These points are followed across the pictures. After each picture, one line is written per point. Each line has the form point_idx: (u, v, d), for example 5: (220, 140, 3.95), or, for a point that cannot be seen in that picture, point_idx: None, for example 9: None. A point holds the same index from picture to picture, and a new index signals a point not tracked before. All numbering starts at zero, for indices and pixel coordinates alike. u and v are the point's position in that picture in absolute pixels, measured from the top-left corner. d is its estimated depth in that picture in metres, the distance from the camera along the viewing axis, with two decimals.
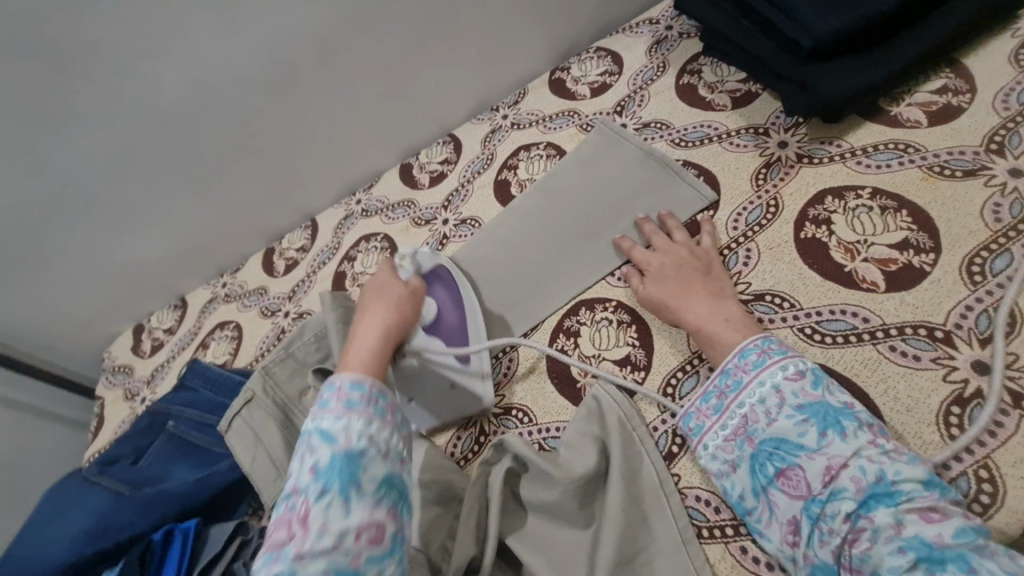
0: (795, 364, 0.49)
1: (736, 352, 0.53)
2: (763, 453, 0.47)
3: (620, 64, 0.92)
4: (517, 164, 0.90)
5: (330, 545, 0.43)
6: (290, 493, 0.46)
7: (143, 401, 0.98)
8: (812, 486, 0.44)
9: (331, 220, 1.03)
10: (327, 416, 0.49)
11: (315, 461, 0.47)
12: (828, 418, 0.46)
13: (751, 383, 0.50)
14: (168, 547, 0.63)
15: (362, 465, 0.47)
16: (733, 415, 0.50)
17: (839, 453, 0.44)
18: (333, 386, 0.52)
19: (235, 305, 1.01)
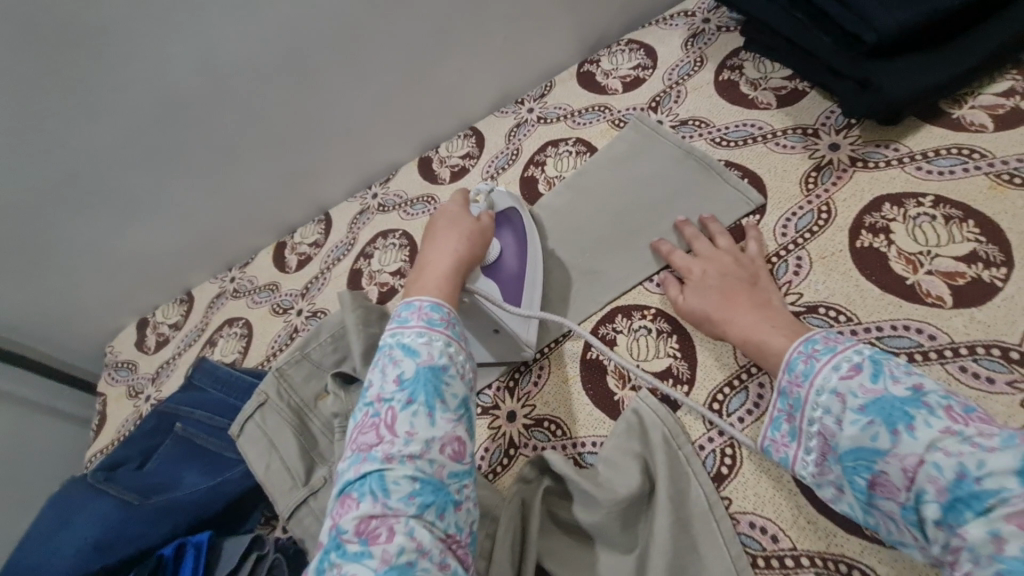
0: (850, 359, 0.44)
1: (784, 365, 0.48)
2: (848, 466, 0.42)
3: (653, 58, 0.88)
4: (544, 161, 0.86)
5: (416, 451, 0.43)
6: (375, 401, 0.46)
7: (147, 399, 0.94)
8: (899, 494, 0.38)
9: (346, 215, 0.99)
10: (407, 333, 0.49)
11: (399, 372, 0.47)
12: (894, 413, 0.40)
13: (808, 396, 0.45)
14: (181, 561, 0.59)
15: (444, 381, 0.47)
16: (810, 432, 0.46)
17: (911, 451, 0.38)
18: (412, 306, 0.52)
19: (245, 301, 0.97)
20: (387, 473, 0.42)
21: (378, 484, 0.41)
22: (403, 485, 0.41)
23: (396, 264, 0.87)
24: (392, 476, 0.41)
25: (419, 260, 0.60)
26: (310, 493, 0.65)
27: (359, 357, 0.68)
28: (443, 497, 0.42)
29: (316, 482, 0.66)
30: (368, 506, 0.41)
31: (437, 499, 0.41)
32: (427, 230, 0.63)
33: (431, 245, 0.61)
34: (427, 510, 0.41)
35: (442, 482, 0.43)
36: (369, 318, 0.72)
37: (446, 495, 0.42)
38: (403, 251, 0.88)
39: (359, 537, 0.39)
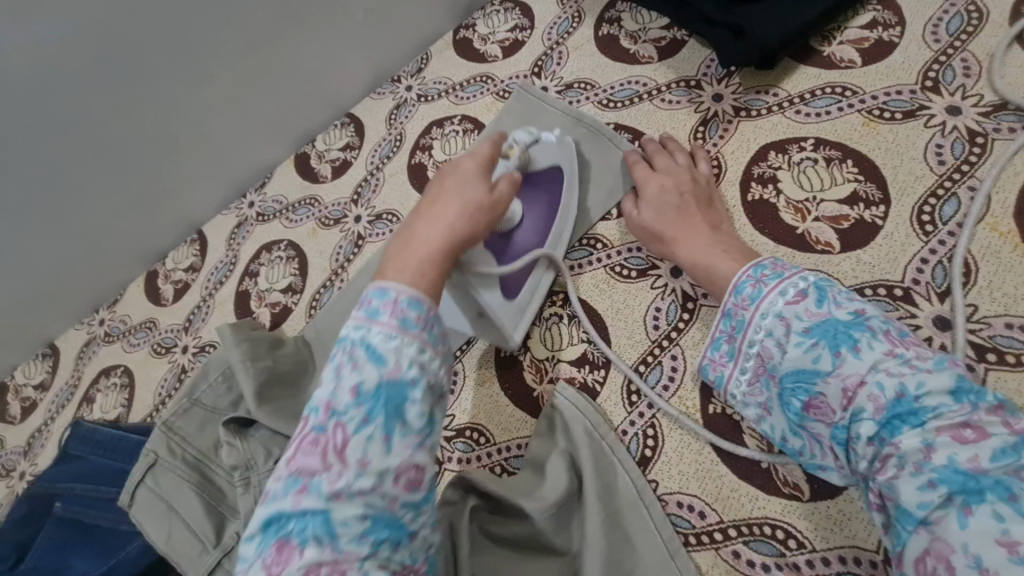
0: (795, 284, 0.43)
1: (730, 287, 0.46)
2: (785, 389, 0.42)
3: (530, 16, 0.82)
4: (430, 145, 0.79)
5: (369, 487, 0.35)
6: (320, 409, 0.38)
7: (24, 475, 0.81)
8: (834, 413, 0.38)
9: (221, 230, 0.88)
10: (375, 332, 0.39)
11: (358, 380, 0.37)
12: (839, 335, 0.39)
13: (752, 320, 0.44)
14: None
15: (409, 399, 0.38)
16: (747, 353, 0.45)
17: (854, 372, 0.37)
18: (386, 294, 0.40)
19: (119, 344, 0.85)
20: (334, 513, 0.34)
21: (323, 526, 0.34)
22: (353, 526, 0.34)
23: (286, 280, 0.79)
24: (340, 517, 0.34)
25: (425, 205, 0.49)
26: (224, 554, 0.59)
27: (252, 397, 0.61)
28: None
29: (229, 540, 0.60)
30: (313, 556, 0.34)
31: (394, 534, 0.36)
32: (451, 167, 0.52)
33: (433, 205, 0.49)
34: (381, 547, 0.35)
35: (397, 517, 0.36)
36: (258, 351, 0.65)
37: (401, 528, 0.36)
38: (292, 264, 0.79)
39: None
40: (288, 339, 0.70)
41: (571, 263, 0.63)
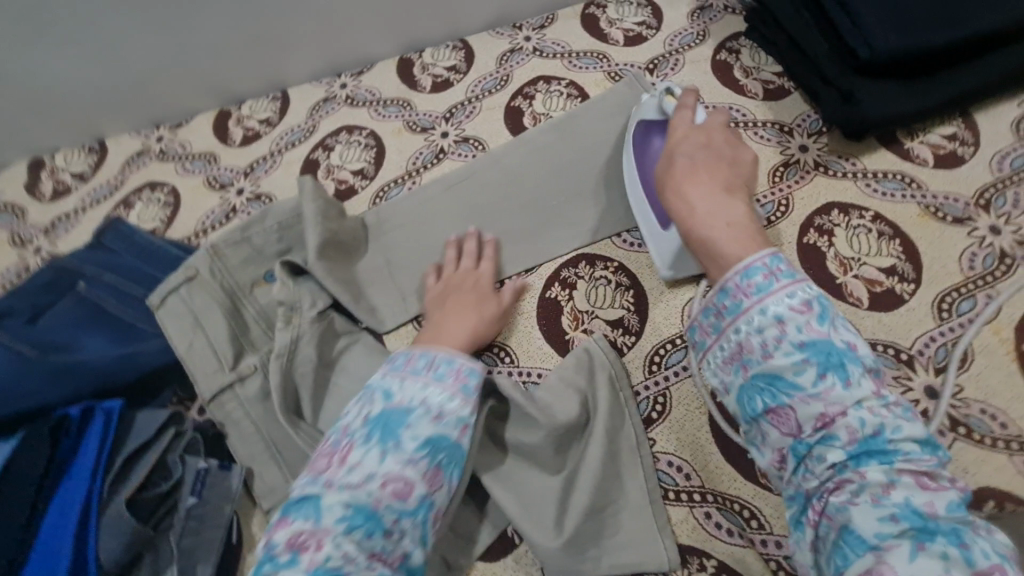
0: (803, 292, 0.42)
1: (740, 268, 0.44)
2: (754, 386, 0.42)
3: (659, 18, 0.87)
4: (533, 95, 0.83)
5: (354, 482, 0.46)
6: (341, 432, 0.50)
7: (38, 251, 0.82)
8: (801, 428, 0.41)
9: (306, 98, 0.90)
10: (752, 316, 0.43)
11: (750, 358, 0.43)
12: (831, 359, 0.40)
13: (750, 309, 0.43)
14: (85, 426, 0.51)
15: (790, 391, 0.41)
16: (729, 338, 0.44)
17: (837, 402, 0.40)
18: (756, 272, 0.44)
19: (173, 165, 0.86)
20: (324, 498, 0.45)
21: (314, 506, 0.44)
22: (337, 509, 0.44)
23: (358, 164, 0.81)
24: (329, 501, 0.44)
25: (674, 172, 0.54)
26: (238, 378, 0.62)
27: (313, 250, 0.64)
28: (372, 522, 0.44)
29: (246, 368, 0.63)
30: (301, 523, 0.44)
31: (367, 523, 0.44)
32: (676, 142, 0.57)
33: (691, 171, 0.53)
34: (354, 530, 0.43)
35: (378, 512, 0.45)
36: (329, 213, 0.68)
37: (377, 521, 0.44)
38: (368, 152, 0.82)
39: (291, 547, 0.42)
40: (351, 216, 0.74)
41: (631, 240, 0.69)
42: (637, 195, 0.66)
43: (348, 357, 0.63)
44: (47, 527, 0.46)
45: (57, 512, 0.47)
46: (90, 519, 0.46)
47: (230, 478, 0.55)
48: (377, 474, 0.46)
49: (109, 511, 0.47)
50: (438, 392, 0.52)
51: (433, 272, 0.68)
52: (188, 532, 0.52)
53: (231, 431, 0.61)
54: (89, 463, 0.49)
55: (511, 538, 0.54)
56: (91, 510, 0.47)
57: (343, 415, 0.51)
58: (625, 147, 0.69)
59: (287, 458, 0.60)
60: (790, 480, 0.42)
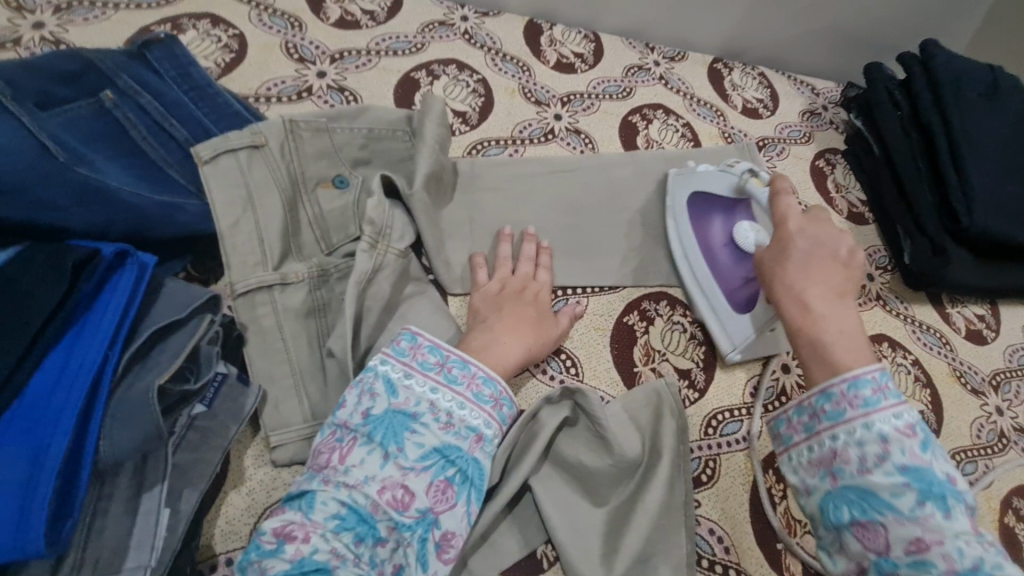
0: (905, 417, 0.43)
1: (848, 377, 0.45)
2: (843, 497, 0.43)
3: (775, 104, 0.91)
4: (651, 120, 0.82)
5: (350, 483, 0.41)
6: (342, 425, 0.45)
7: (38, 28, 0.63)
8: (890, 547, 0.40)
9: (421, 10, 0.80)
10: (861, 428, 0.44)
11: (849, 466, 0.43)
12: (930, 486, 0.40)
13: (854, 420, 0.44)
14: (111, 275, 0.38)
15: (886, 506, 0.41)
16: (822, 443, 0.45)
17: (935, 528, 0.39)
18: (869, 381, 0.45)
19: (246, 8, 0.72)
20: (319, 492, 0.41)
21: (306, 499, 0.41)
22: (330, 506, 0.40)
23: (462, 106, 0.74)
24: (323, 496, 0.41)
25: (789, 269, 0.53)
26: (282, 282, 0.52)
27: (421, 177, 0.60)
28: (366, 526, 0.40)
29: (293, 274, 0.53)
30: (294, 514, 0.40)
31: (361, 528, 0.40)
32: (788, 234, 0.56)
33: (806, 270, 0.53)
34: (345, 533, 0.39)
35: (374, 516, 0.41)
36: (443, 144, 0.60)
37: (372, 527, 0.40)
38: (475, 98, 0.75)
39: (276, 537, 0.39)
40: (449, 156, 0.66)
41: None
42: (694, 268, 0.65)
43: (413, 306, 0.56)
44: (31, 393, 0.33)
45: (48, 374, 0.34)
46: (98, 400, 0.34)
47: (246, 395, 0.45)
48: (380, 475, 0.42)
49: (120, 394, 0.36)
50: (450, 397, 0.47)
51: (523, 251, 0.63)
52: (184, 446, 0.41)
53: (253, 340, 0.51)
54: (108, 325, 0.36)
55: (540, 560, 0.50)
56: (102, 388, 0.34)
57: (345, 408, 0.46)
58: (677, 213, 0.67)
59: (313, 393, 0.50)
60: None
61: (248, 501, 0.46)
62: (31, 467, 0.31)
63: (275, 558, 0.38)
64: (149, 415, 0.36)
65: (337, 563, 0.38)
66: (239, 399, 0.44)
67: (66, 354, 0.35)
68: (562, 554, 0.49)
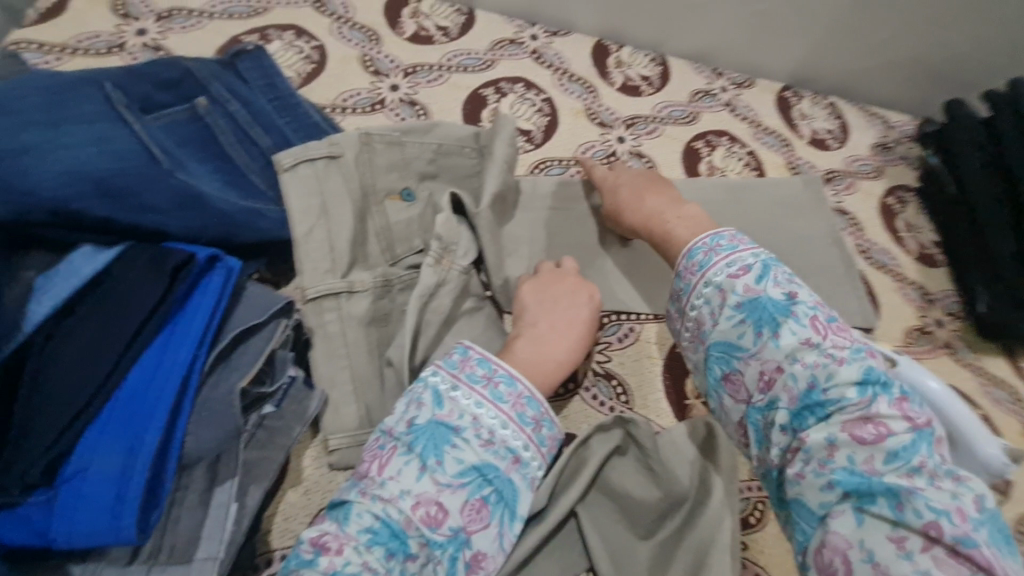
0: (743, 261, 0.49)
1: (686, 254, 0.53)
2: (712, 355, 0.49)
3: (845, 136, 0.88)
4: (714, 147, 0.81)
5: (387, 495, 0.42)
6: (387, 434, 0.46)
7: (141, 34, 0.68)
8: (750, 394, 0.46)
9: (492, 28, 0.82)
10: (713, 271, 0.50)
11: (710, 331, 0.49)
12: (765, 312, 0.46)
13: (696, 285, 0.50)
14: (203, 277, 0.41)
15: (734, 348, 0.47)
16: (689, 316, 0.51)
17: (771, 357, 0.44)
18: (701, 244, 0.53)
19: (328, 21, 0.75)
20: (356, 503, 0.42)
21: (344, 509, 0.42)
22: (364, 520, 0.41)
23: (528, 124, 0.75)
24: (359, 508, 0.42)
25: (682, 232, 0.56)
26: (349, 291, 0.54)
27: (487, 195, 0.61)
28: (398, 542, 0.41)
29: (359, 282, 0.55)
30: (331, 523, 0.41)
31: (392, 544, 0.40)
32: None
33: None
34: (374, 548, 0.40)
35: (406, 531, 0.41)
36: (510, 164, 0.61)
37: (402, 543, 0.41)
38: (540, 117, 0.76)
39: (312, 547, 0.40)
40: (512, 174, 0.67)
41: None
42: None
43: (470, 322, 0.57)
44: (129, 386, 0.35)
45: (144, 370, 0.36)
46: (186, 396, 0.37)
47: (311, 398, 0.46)
48: (417, 489, 0.42)
49: (206, 394, 0.38)
50: (494, 414, 0.46)
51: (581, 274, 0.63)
52: (253, 444, 0.43)
53: (318, 345, 0.53)
54: (197, 327, 0.39)
55: None
56: (190, 385, 0.37)
57: (393, 416, 0.47)
58: None
59: (372, 400, 0.52)
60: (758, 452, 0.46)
61: (304, 501, 0.48)
62: (127, 456, 0.33)
63: (308, 570, 0.39)
64: (231, 413, 0.38)
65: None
66: (306, 403, 0.46)
67: (159, 352, 0.37)
68: None
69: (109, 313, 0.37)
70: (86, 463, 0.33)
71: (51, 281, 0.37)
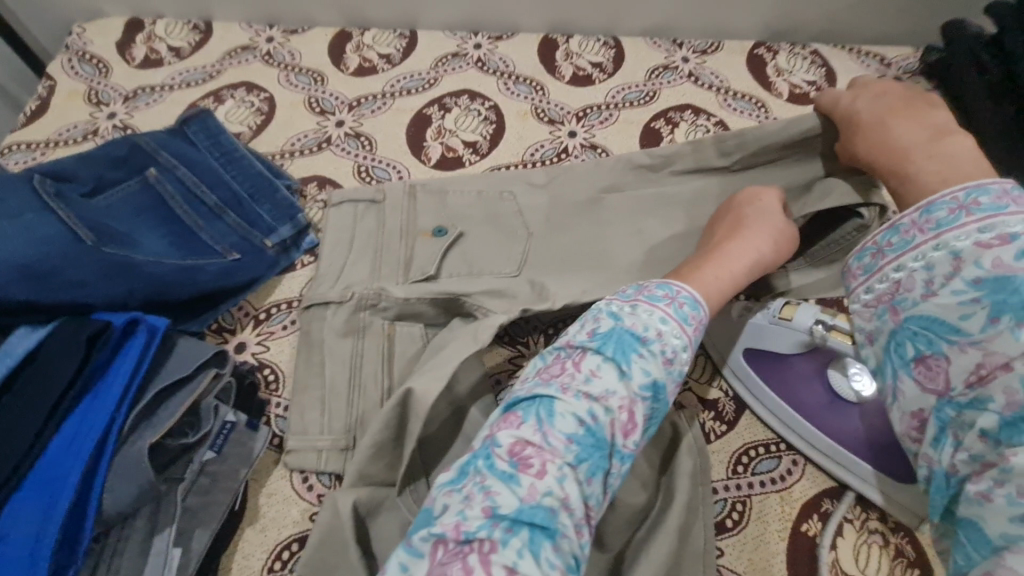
0: (1009, 224, 0.38)
1: (921, 205, 0.42)
2: (904, 331, 0.41)
3: (832, 84, 0.79)
4: (677, 123, 0.76)
5: (593, 397, 0.37)
6: (563, 347, 0.41)
7: (112, 117, 0.74)
8: (948, 385, 0.38)
9: (435, 45, 0.82)
10: (964, 234, 0.39)
11: (934, 297, 0.39)
12: (1012, 295, 0.36)
13: (925, 245, 0.41)
14: (126, 341, 0.44)
15: (943, 326, 0.39)
16: (886, 275, 0.43)
17: (1002, 351, 0.36)
18: (961, 192, 0.40)
19: (276, 72, 0.79)
20: (557, 404, 0.37)
21: (544, 412, 0.37)
22: (570, 425, 0.36)
23: (474, 135, 0.74)
24: (559, 412, 0.37)
25: (930, 186, 0.43)
26: None
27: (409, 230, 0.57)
28: (597, 457, 0.36)
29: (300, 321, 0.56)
30: (528, 431, 0.36)
31: (594, 459, 0.36)
32: None
33: None
34: (578, 466, 0.35)
35: (605, 442, 0.37)
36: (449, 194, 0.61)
37: (601, 457, 0.36)
38: (486, 125, 0.75)
39: (509, 457, 0.35)
40: (454, 188, 0.66)
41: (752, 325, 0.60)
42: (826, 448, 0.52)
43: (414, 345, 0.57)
44: (53, 452, 0.39)
45: (68, 435, 0.40)
46: (104, 457, 0.39)
47: (254, 439, 0.47)
48: (620, 392, 0.38)
49: (125, 453, 0.40)
50: (680, 334, 0.40)
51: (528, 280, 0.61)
52: (196, 492, 0.45)
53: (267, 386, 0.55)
54: (117, 391, 0.42)
55: None
56: (107, 446, 0.40)
57: (565, 331, 0.42)
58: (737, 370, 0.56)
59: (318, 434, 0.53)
60: (927, 455, 0.40)
61: (261, 537, 0.50)
62: (42, 520, 0.36)
63: (507, 485, 0.34)
64: (143, 471, 0.39)
65: (565, 517, 0.34)
66: (247, 448, 0.47)
67: (82, 418, 0.40)
68: None
69: (34, 387, 0.40)
70: (10, 527, 0.37)
71: None
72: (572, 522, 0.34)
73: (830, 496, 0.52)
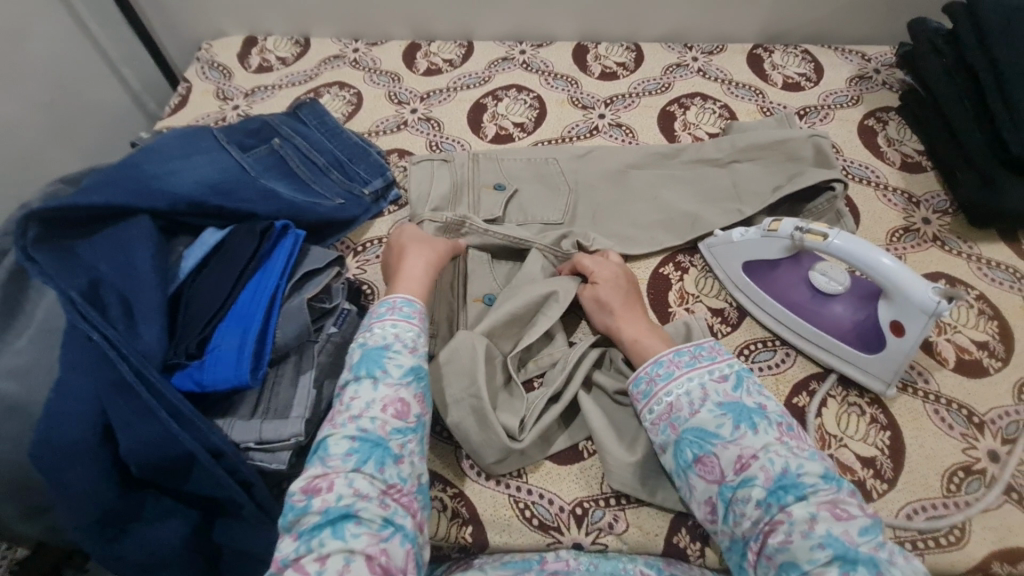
0: (721, 368, 0.54)
1: (653, 359, 0.56)
2: (685, 440, 0.51)
3: (819, 75, 0.95)
4: (688, 106, 0.92)
5: (357, 413, 0.50)
6: (339, 399, 0.53)
7: (236, 109, 0.95)
8: (723, 474, 0.48)
9: (487, 51, 1.01)
10: (698, 372, 0.53)
11: (703, 416, 0.51)
12: (743, 414, 0.50)
13: (681, 375, 0.54)
14: (281, 239, 0.61)
15: (715, 437, 0.50)
16: (661, 400, 0.54)
17: (750, 446, 0.48)
18: (679, 352, 0.56)
19: (362, 74, 0.98)
20: (331, 437, 0.49)
21: (321, 449, 0.49)
22: (344, 444, 0.48)
23: (520, 118, 0.92)
24: (335, 440, 0.49)
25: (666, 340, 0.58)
26: None
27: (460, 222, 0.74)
28: (380, 450, 0.48)
29: None
30: (315, 469, 0.48)
31: (376, 454, 0.48)
32: None
33: None
34: (366, 464, 0.47)
35: (384, 439, 0.49)
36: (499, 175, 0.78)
37: (385, 450, 0.49)
38: (531, 111, 0.92)
39: (306, 493, 0.47)
40: (507, 154, 0.83)
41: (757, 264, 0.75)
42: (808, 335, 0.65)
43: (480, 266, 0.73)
44: (240, 303, 0.55)
45: (250, 292, 0.56)
46: (274, 308, 0.56)
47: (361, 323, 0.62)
48: (378, 397, 0.51)
49: (287, 308, 0.57)
50: (408, 329, 0.56)
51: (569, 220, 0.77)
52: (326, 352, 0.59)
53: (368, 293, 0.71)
54: (280, 267, 0.58)
55: (581, 451, 0.61)
56: (276, 301, 0.56)
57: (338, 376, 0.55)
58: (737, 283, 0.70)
59: None
60: (724, 531, 0.48)
61: None
62: (240, 340, 0.53)
63: (308, 511, 0.46)
64: (302, 317, 0.56)
65: (362, 502, 0.46)
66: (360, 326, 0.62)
67: (257, 283, 0.57)
68: (597, 442, 0.59)
69: (226, 262, 0.57)
70: (218, 343, 0.53)
71: (193, 248, 0.59)
72: (381, 517, 0.46)
73: (818, 379, 0.65)
